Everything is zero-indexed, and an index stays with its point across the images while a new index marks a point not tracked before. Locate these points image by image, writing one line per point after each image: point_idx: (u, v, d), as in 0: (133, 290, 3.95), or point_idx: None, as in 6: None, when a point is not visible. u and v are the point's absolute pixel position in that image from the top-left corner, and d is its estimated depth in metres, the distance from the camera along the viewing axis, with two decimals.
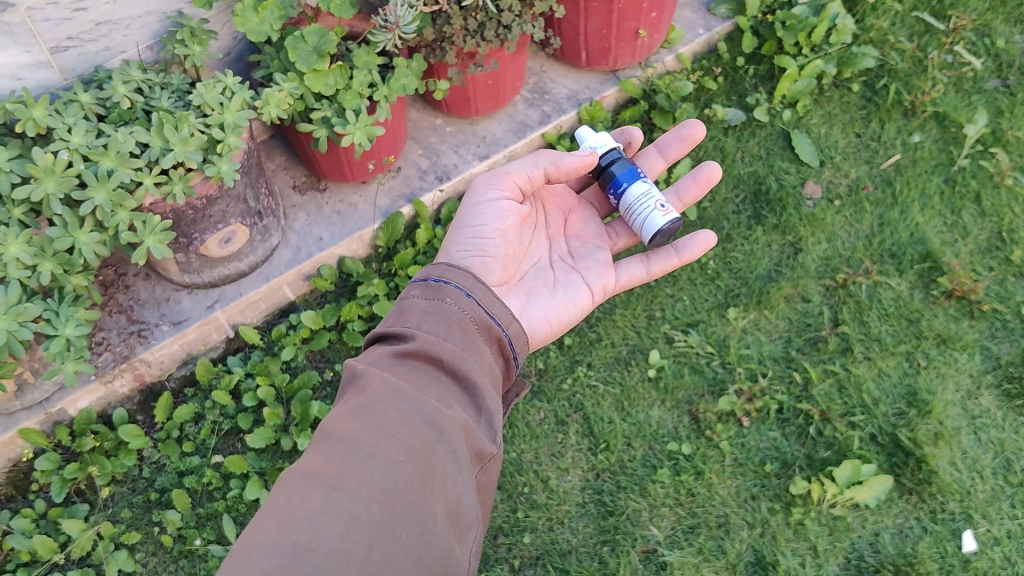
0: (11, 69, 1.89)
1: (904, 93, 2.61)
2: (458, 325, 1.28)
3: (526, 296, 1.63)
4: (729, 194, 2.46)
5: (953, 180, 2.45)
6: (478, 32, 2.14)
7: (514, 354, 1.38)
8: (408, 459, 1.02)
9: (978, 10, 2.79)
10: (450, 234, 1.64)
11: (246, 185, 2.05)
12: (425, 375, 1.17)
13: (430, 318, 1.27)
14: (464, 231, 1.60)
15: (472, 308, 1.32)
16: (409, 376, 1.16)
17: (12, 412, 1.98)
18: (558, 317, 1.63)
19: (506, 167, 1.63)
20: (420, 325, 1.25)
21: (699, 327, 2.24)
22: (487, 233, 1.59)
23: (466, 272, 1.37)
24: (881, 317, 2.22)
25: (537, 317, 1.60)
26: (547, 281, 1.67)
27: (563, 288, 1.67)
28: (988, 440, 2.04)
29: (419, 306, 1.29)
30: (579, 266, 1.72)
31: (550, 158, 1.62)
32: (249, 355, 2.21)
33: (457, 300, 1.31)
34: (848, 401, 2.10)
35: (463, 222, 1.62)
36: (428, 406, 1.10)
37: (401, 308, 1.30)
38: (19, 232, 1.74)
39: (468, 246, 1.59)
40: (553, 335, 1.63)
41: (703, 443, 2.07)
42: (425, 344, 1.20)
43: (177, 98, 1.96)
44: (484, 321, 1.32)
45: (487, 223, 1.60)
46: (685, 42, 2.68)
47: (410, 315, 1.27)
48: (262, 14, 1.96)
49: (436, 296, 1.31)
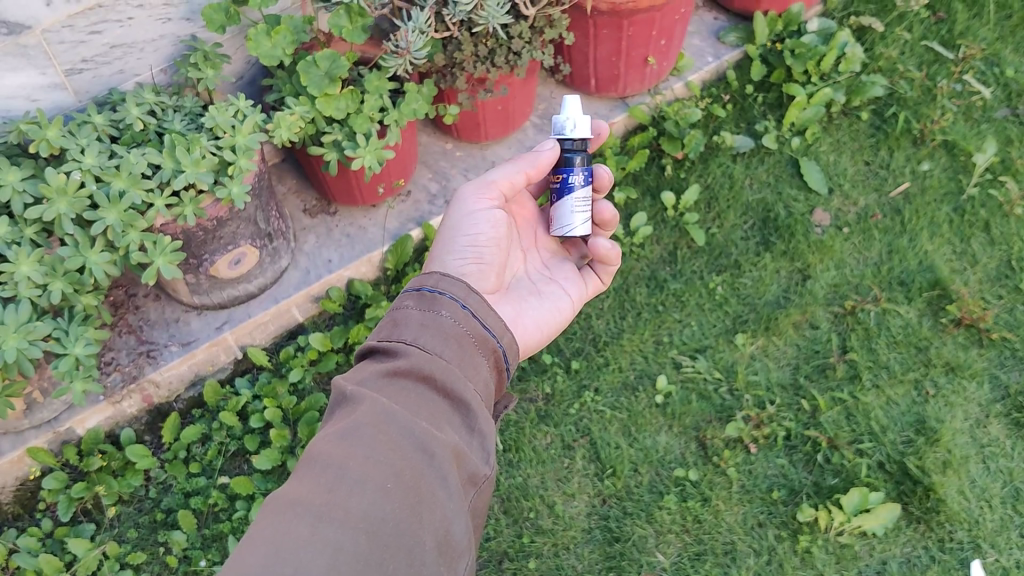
0: (27, 90, 1.92)
1: (914, 121, 2.62)
2: (453, 340, 1.25)
3: (518, 304, 1.59)
4: (738, 220, 2.47)
5: (962, 209, 2.45)
6: (489, 58, 2.17)
7: (507, 364, 1.35)
8: (396, 487, 1.02)
9: (988, 40, 2.80)
10: (437, 242, 1.58)
11: (257, 207, 2.07)
12: (416, 394, 1.16)
13: (425, 331, 1.24)
14: (454, 238, 1.54)
15: (467, 320, 1.29)
16: (401, 397, 1.14)
17: (22, 430, 2.00)
18: (549, 325, 1.62)
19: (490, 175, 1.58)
20: (415, 339, 1.23)
21: (707, 352, 2.24)
22: (476, 238, 1.54)
23: (459, 281, 1.34)
24: (890, 344, 2.22)
25: (533, 326, 1.58)
26: (531, 289, 1.64)
27: (548, 297, 1.64)
28: (997, 468, 2.02)
29: (413, 319, 1.26)
30: (555, 276, 1.69)
31: (530, 159, 1.58)
32: (257, 377, 2.21)
33: (452, 312, 1.29)
34: (856, 428, 2.09)
35: (455, 229, 1.55)
36: (417, 428, 1.10)
37: (394, 319, 1.28)
38: (31, 251, 1.76)
39: (460, 249, 1.52)
40: (540, 345, 1.61)
41: (711, 469, 2.06)
42: (416, 362, 1.19)
43: (190, 120, 1.98)
44: (480, 333, 1.30)
45: (482, 231, 1.54)
46: (695, 70, 2.70)
47: (404, 327, 1.25)
48: (275, 39, 1.99)
49: (430, 307, 1.29)
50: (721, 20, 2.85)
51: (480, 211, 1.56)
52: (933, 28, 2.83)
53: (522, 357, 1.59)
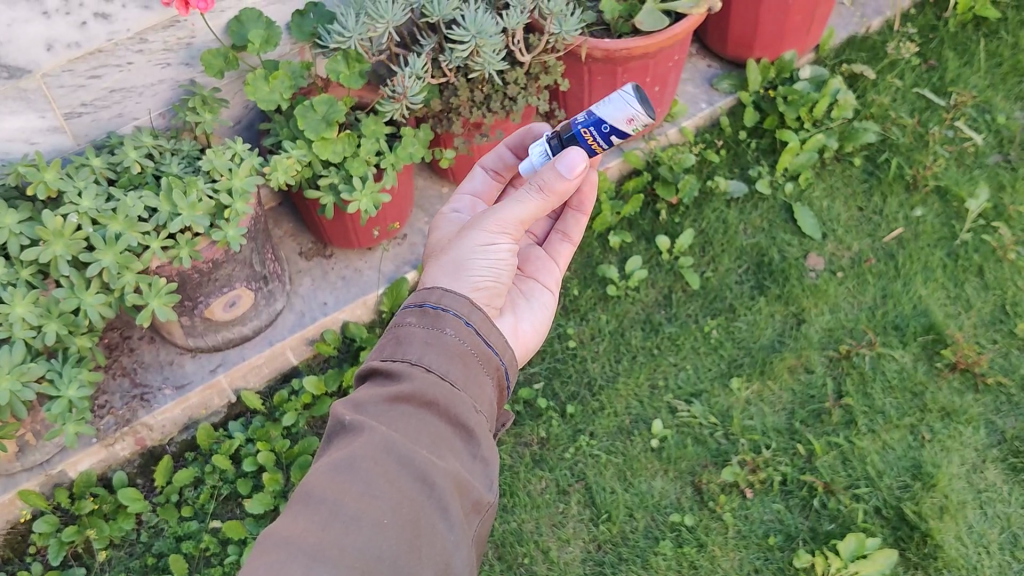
0: (27, 133, 1.94)
1: (906, 167, 2.63)
2: (458, 359, 1.21)
3: (514, 312, 1.59)
4: (732, 264, 2.48)
5: (956, 254, 2.45)
6: (485, 103, 2.19)
7: (509, 381, 1.31)
8: (395, 521, 1.03)
9: (979, 87, 2.83)
10: (445, 261, 1.43)
11: (252, 250, 2.07)
12: (418, 421, 1.13)
13: (430, 349, 1.20)
14: (475, 268, 1.42)
15: (471, 338, 1.24)
16: (402, 424, 1.12)
17: (13, 473, 2.00)
18: (542, 324, 1.62)
19: (514, 207, 1.44)
20: (419, 358, 1.19)
21: (702, 397, 2.23)
22: (496, 270, 1.44)
23: (462, 296, 1.28)
24: (885, 389, 2.21)
25: (531, 329, 1.59)
26: (518, 290, 1.63)
27: (533, 295, 1.64)
28: (995, 514, 2.01)
29: (417, 337, 1.21)
30: (531, 270, 1.69)
31: (557, 194, 1.42)
32: (251, 421, 2.20)
33: (456, 329, 1.23)
34: (852, 473, 2.08)
35: (466, 253, 1.43)
36: (418, 459, 1.09)
37: (397, 337, 1.22)
38: (27, 293, 1.77)
39: (482, 275, 1.42)
40: (537, 344, 1.62)
41: (706, 515, 2.05)
42: (420, 387, 1.15)
43: (188, 163, 2.00)
44: (483, 350, 1.24)
45: (498, 254, 1.44)
46: (688, 116, 2.73)
47: (409, 346, 1.20)
48: (273, 83, 2.01)
49: (433, 325, 1.23)
50: (714, 67, 2.88)
51: (503, 244, 1.45)
52: (924, 76, 2.86)
53: (524, 362, 1.59)
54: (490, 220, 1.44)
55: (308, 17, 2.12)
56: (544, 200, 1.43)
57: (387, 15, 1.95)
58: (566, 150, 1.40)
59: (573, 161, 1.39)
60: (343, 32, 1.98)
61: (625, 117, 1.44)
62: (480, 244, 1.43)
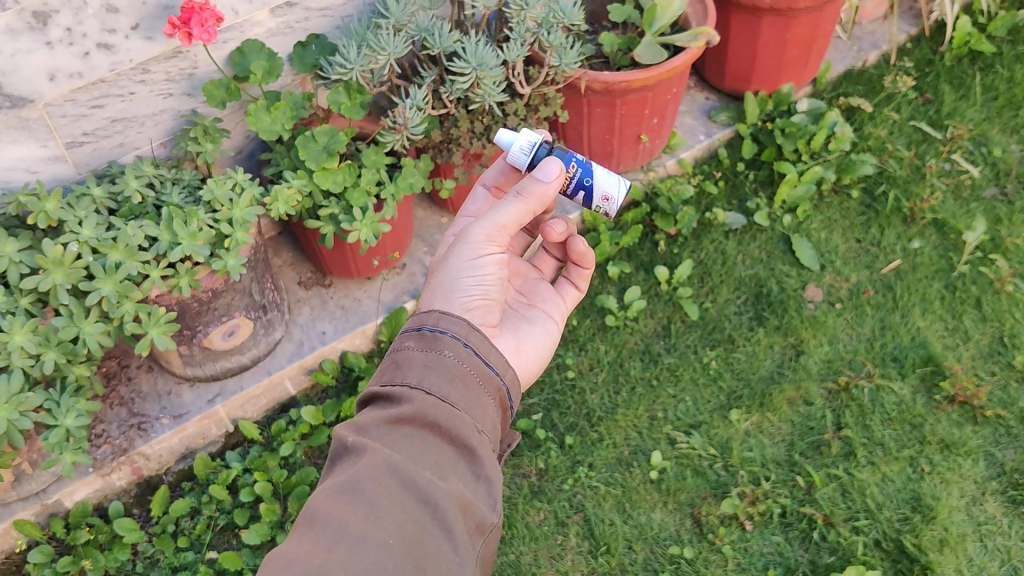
0: (28, 162, 1.95)
1: (904, 200, 2.64)
2: (458, 380, 1.20)
3: (514, 333, 1.58)
4: (731, 295, 2.48)
5: (953, 286, 2.46)
6: (484, 134, 2.19)
7: (512, 400, 1.29)
8: (399, 543, 1.03)
9: (975, 120, 2.85)
10: (437, 283, 1.44)
11: (252, 279, 2.08)
12: (420, 444, 1.13)
13: (429, 371, 1.19)
14: (464, 285, 1.42)
15: (471, 358, 1.23)
16: (404, 446, 1.12)
17: (9, 502, 1.99)
18: (545, 349, 1.61)
19: (496, 214, 1.46)
20: (419, 382, 1.18)
21: (701, 428, 2.22)
22: (484, 286, 1.44)
23: (460, 318, 1.28)
24: (884, 421, 2.21)
25: (534, 353, 1.58)
26: (521, 316, 1.63)
27: (536, 320, 1.64)
28: (995, 547, 2.00)
29: (416, 359, 1.21)
30: (536, 300, 1.69)
31: (536, 196, 1.47)
32: (248, 451, 2.19)
33: (455, 351, 1.23)
34: (852, 505, 2.07)
35: (455, 272, 1.43)
36: (420, 480, 1.08)
37: (396, 361, 1.22)
38: (25, 321, 1.77)
39: (471, 292, 1.42)
40: (541, 369, 1.61)
41: (706, 547, 2.03)
42: (420, 409, 1.15)
43: (188, 193, 2.01)
44: (484, 371, 1.24)
45: (486, 270, 1.44)
46: (687, 147, 2.74)
47: (408, 368, 1.20)
48: (274, 114, 2.03)
49: (431, 347, 1.23)
50: (712, 99, 2.90)
51: (489, 255, 1.45)
52: (920, 109, 2.88)
53: (525, 387, 1.58)
54: (474, 231, 1.45)
55: (309, 48, 2.13)
56: (524, 203, 1.46)
57: (387, 48, 1.98)
58: (544, 161, 1.49)
59: (550, 166, 1.48)
60: (345, 64, 1.99)
61: (601, 196, 1.64)
62: (467, 260, 1.44)
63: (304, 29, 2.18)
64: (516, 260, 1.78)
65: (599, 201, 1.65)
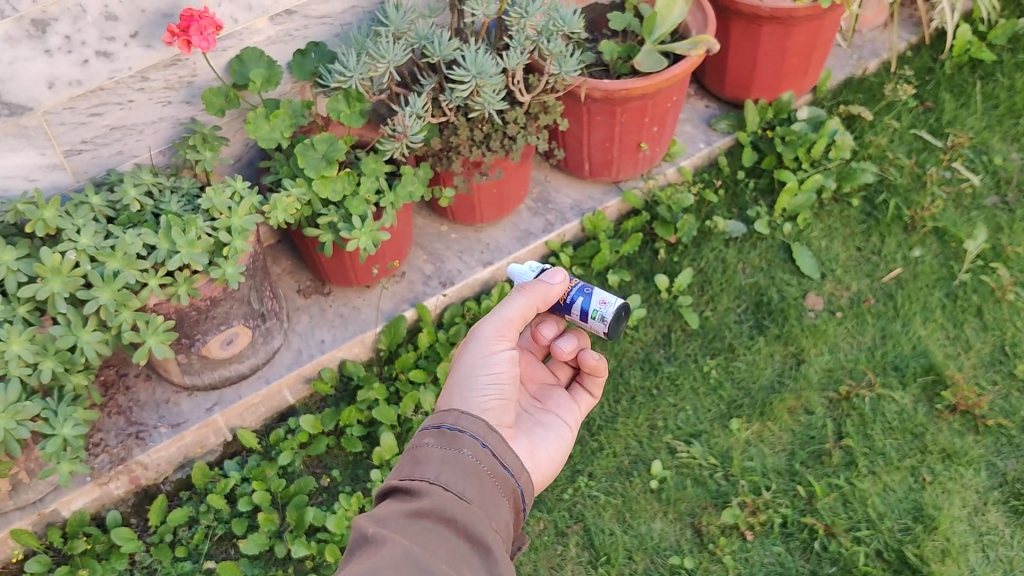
0: (26, 170, 1.94)
1: (904, 208, 2.64)
2: (475, 478, 1.23)
3: (529, 436, 1.57)
4: (731, 303, 2.47)
5: (954, 295, 2.45)
6: (484, 142, 2.20)
7: (522, 503, 1.31)
8: None
9: (975, 128, 2.84)
10: (454, 382, 1.46)
11: (251, 287, 2.08)
12: (437, 537, 1.12)
13: (447, 469, 1.22)
14: (480, 384, 1.44)
15: (487, 458, 1.27)
16: (423, 538, 1.11)
17: (6, 512, 1.98)
18: (558, 455, 1.59)
19: (502, 311, 1.51)
20: (438, 477, 1.20)
21: (701, 437, 2.21)
22: (500, 385, 1.45)
23: (478, 418, 1.32)
24: (885, 430, 2.20)
25: (547, 459, 1.56)
26: (534, 420, 1.63)
27: (550, 427, 1.63)
28: (997, 557, 1.99)
29: (435, 456, 1.24)
30: (550, 405, 1.69)
31: (539, 293, 1.59)
32: (246, 459, 2.18)
33: (473, 451, 1.26)
34: (853, 515, 2.06)
35: (469, 369, 1.46)
36: (438, 574, 1.06)
37: (414, 456, 1.25)
38: (23, 330, 1.76)
39: (486, 391, 1.43)
40: (553, 476, 1.59)
41: (707, 557, 2.02)
42: (438, 504, 1.16)
43: (187, 201, 2.00)
44: (498, 472, 1.27)
45: (502, 366, 1.46)
46: (687, 155, 2.74)
47: (427, 465, 1.22)
48: (274, 122, 2.02)
49: (451, 445, 1.26)
50: (712, 108, 2.90)
51: (502, 351, 1.48)
52: (921, 117, 2.88)
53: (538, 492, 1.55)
54: (486, 328, 1.50)
55: (308, 56, 2.13)
56: (527, 298, 1.56)
57: (387, 56, 1.98)
58: (550, 271, 1.66)
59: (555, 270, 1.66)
60: (345, 72, 1.99)
61: (599, 300, 1.76)
62: (482, 356, 1.47)
63: (304, 37, 2.17)
64: (532, 364, 1.77)
65: (598, 307, 1.76)
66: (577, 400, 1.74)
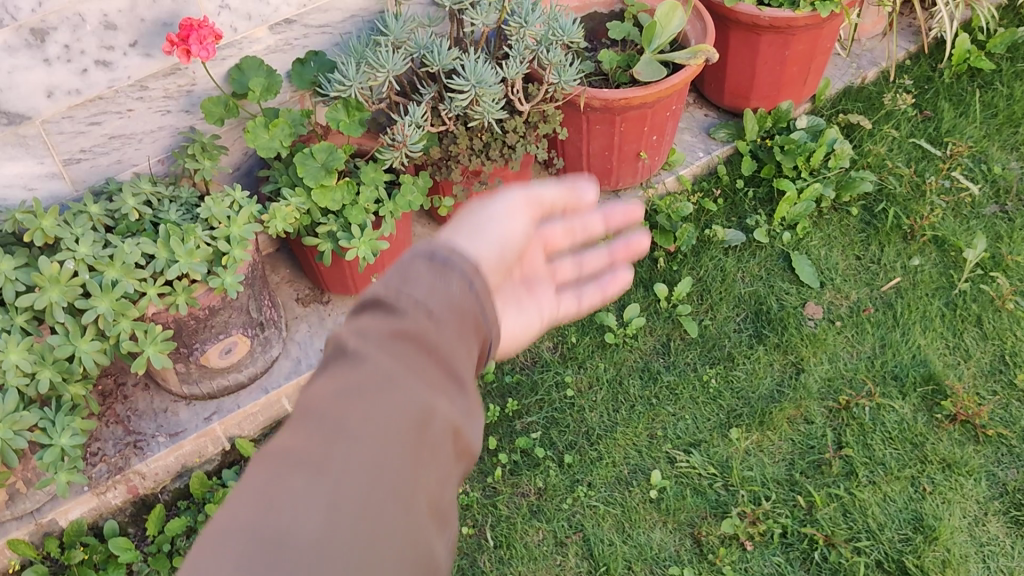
0: (25, 179, 1.94)
1: (904, 217, 2.64)
2: (444, 300, 0.83)
3: (501, 296, 1.08)
4: (730, 312, 2.47)
5: (954, 304, 2.45)
6: (484, 151, 2.18)
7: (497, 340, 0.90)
8: (375, 457, 0.70)
9: (975, 137, 2.84)
10: (455, 223, 1.01)
11: (249, 296, 2.07)
12: (399, 362, 0.77)
13: (418, 288, 0.83)
14: (487, 232, 1.00)
15: (465, 266, 0.87)
16: (387, 363, 0.77)
17: (3, 521, 1.97)
18: (527, 334, 1.10)
19: (538, 187, 1.10)
20: (406, 298, 0.81)
21: (701, 446, 2.21)
22: (506, 247, 1.02)
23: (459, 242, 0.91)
24: (885, 440, 2.20)
25: (520, 327, 1.08)
26: (519, 289, 1.12)
27: (538, 303, 1.13)
28: (997, 568, 1.99)
29: (411, 271, 0.84)
30: (534, 267, 1.16)
31: (571, 190, 1.14)
32: (245, 469, 2.17)
33: (449, 260, 0.86)
34: (853, 525, 2.06)
35: (465, 217, 1.01)
36: (398, 401, 0.74)
37: (386, 276, 0.84)
38: (21, 339, 1.76)
39: (484, 243, 0.98)
40: (519, 353, 1.11)
41: (706, 567, 2.01)
42: (401, 323, 0.80)
43: (186, 210, 2.00)
44: (471, 286, 0.86)
45: (500, 224, 1.02)
46: (686, 164, 2.74)
47: (395, 286, 0.82)
48: (273, 131, 2.02)
49: (428, 260, 0.86)
50: (711, 116, 2.90)
51: (519, 220, 1.05)
52: (920, 126, 2.88)
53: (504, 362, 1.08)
54: (515, 191, 1.07)
55: (308, 65, 2.13)
56: (567, 191, 1.12)
57: (387, 65, 1.98)
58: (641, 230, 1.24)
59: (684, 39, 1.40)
60: (344, 81, 1.98)
61: None
62: (489, 205, 1.04)
63: (304, 46, 2.17)
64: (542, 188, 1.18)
65: None
66: (574, 289, 1.18)
